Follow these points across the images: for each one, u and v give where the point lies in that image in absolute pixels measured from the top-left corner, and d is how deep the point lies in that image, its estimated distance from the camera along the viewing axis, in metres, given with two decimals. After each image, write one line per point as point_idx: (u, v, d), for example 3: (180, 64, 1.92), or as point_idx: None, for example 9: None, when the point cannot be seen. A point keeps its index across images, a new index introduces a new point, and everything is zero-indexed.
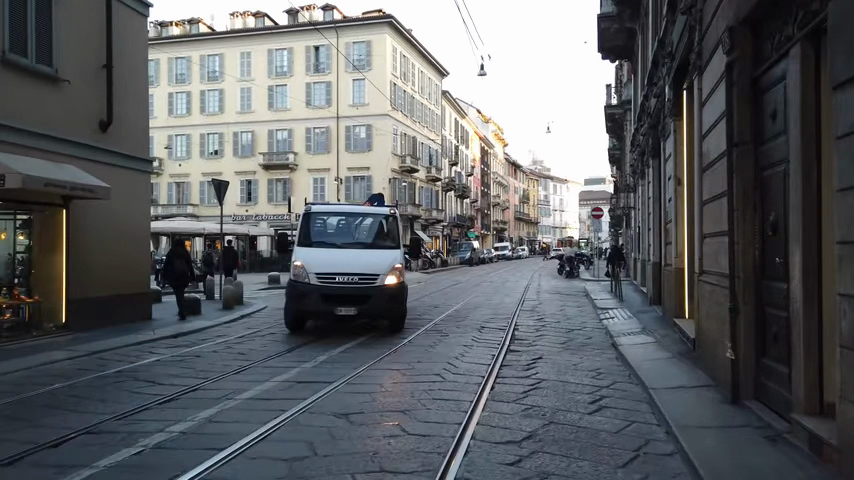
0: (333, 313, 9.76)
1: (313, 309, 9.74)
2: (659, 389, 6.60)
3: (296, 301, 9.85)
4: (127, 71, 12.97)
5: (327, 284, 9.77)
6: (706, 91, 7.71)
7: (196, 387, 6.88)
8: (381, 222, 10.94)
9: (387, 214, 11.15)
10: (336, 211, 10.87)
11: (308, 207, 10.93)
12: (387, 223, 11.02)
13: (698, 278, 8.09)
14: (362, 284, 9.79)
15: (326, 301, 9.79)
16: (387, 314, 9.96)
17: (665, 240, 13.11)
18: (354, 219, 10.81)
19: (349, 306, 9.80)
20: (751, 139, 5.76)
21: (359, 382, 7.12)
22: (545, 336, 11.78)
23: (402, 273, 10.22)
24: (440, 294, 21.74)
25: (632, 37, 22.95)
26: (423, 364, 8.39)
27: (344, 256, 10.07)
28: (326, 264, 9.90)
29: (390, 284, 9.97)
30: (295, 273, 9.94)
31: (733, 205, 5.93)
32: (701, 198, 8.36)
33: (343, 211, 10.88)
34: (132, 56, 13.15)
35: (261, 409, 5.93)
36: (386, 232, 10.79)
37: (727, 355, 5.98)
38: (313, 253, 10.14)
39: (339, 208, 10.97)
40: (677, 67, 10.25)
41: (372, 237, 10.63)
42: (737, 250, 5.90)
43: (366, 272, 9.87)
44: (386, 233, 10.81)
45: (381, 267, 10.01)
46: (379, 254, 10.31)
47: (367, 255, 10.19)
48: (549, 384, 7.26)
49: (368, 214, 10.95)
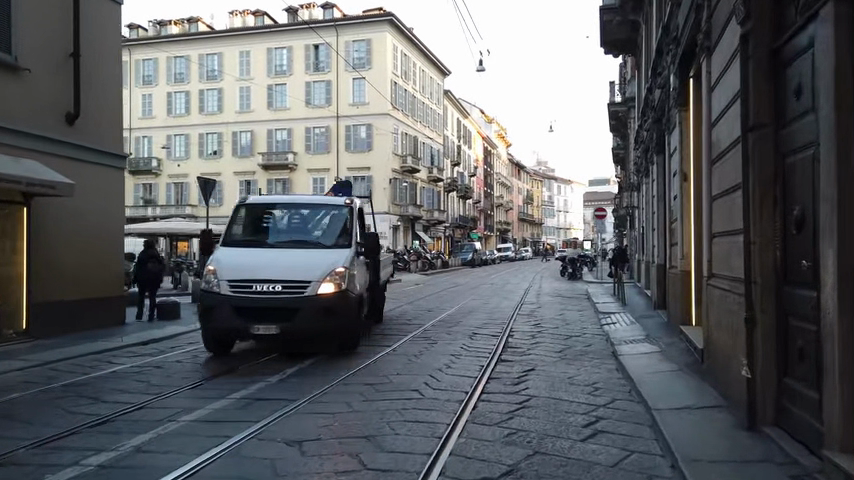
0: (249, 332, 7.98)
1: (226, 326, 8.02)
2: (663, 411, 5.81)
3: (204, 317, 8.15)
4: (98, 61, 12.29)
5: (242, 295, 8.01)
6: (716, 73, 6.93)
7: (139, 406, 6.09)
8: (337, 216, 9.44)
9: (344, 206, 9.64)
10: (289, 203, 9.46)
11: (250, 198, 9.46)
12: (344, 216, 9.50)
13: (708, 281, 7.27)
14: (285, 295, 7.98)
15: (241, 317, 8.03)
16: (319, 333, 8.08)
17: (670, 241, 12.29)
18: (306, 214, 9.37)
19: (269, 324, 7.98)
20: (770, 122, 4.97)
21: (324, 400, 6.33)
22: (541, 344, 10.95)
23: (343, 280, 8.36)
24: (436, 297, 20.95)
25: (636, 30, 22.18)
26: (401, 378, 7.55)
27: (275, 258, 8.40)
28: (248, 268, 8.18)
29: (324, 294, 8.11)
30: (206, 281, 8.26)
31: (749, 201, 5.14)
32: (710, 194, 7.55)
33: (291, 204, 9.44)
34: (103, 45, 12.47)
35: (204, 434, 5.15)
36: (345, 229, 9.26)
37: (743, 373, 5.17)
38: (238, 257, 8.50)
39: (286, 200, 9.52)
40: (683, 52, 9.44)
41: (330, 235, 9.10)
42: (753, 252, 5.10)
43: (292, 280, 8.06)
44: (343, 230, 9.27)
45: (313, 273, 8.19)
46: (320, 256, 8.60)
47: (304, 257, 8.47)
48: (539, 402, 6.46)
49: (322, 207, 9.49)
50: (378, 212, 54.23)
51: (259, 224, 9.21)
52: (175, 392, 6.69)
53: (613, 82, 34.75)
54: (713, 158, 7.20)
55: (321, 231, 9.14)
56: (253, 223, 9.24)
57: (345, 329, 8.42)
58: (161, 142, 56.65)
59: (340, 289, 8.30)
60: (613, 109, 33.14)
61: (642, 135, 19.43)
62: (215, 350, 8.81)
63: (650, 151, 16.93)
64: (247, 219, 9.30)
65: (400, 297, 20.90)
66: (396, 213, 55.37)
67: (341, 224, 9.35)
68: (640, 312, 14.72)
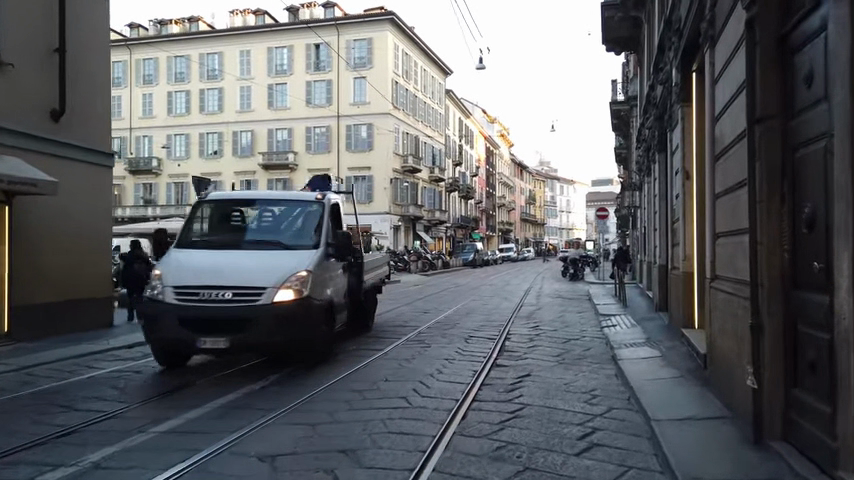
0: (195, 345, 7.14)
1: (169, 338, 7.16)
2: (663, 422, 5.48)
3: (147, 328, 7.32)
4: (84, 58, 12.02)
5: (186, 304, 7.16)
6: (719, 65, 6.61)
7: (110, 416, 5.76)
8: (304, 214, 8.71)
9: (312, 202, 8.90)
10: (256, 201, 8.75)
11: (210, 196, 8.79)
12: (312, 214, 8.76)
13: (712, 284, 6.92)
14: (235, 303, 7.12)
15: (185, 327, 7.17)
16: (273, 347, 7.20)
17: (672, 241, 11.95)
18: (269, 212, 8.64)
19: (218, 337, 7.11)
20: (778, 113, 4.65)
21: (307, 409, 6.00)
22: (538, 348, 10.62)
23: (304, 287, 7.49)
24: (434, 298, 20.60)
25: (638, 27, 21.89)
26: (390, 384, 7.21)
27: (232, 261, 7.62)
28: (198, 273, 7.38)
29: (280, 302, 7.23)
30: (151, 288, 7.46)
31: (755, 198, 4.81)
32: (713, 191, 7.21)
33: (254, 202, 8.73)
34: (89, 43, 12.19)
35: (173, 447, 4.82)
36: (312, 228, 8.51)
37: (749, 383, 4.83)
38: (191, 260, 7.72)
39: (250, 197, 8.82)
40: (686, 45, 9.11)
41: (301, 237, 8.37)
42: (759, 253, 4.76)
43: (243, 286, 7.20)
44: (310, 229, 8.51)
45: (269, 279, 7.32)
46: (284, 259, 7.81)
47: (264, 261, 7.67)
48: (533, 411, 6.13)
49: (287, 205, 8.77)
50: (378, 212, 53.81)
51: (225, 224, 8.52)
52: (150, 400, 6.35)
53: (615, 80, 34.40)
54: (716, 153, 6.85)
55: (291, 233, 8.42)
56: (217, 222, 8.55)
57: (307, 341, 7.53)
58: (161, 142, 56.41)
59: (300, 297, 7.42)
60: (615, 107, 32.80)
61: (643, 133, 19.11)
62: (170, 366, 8.00)
63: (651, 150, 16.60)
64: (213, 217, 8.60)
65: (398, 298, 20.58)
66: (397, 213, 55.05)
67: (314, 225, 8.62)
68: (641, 315, 14.36)
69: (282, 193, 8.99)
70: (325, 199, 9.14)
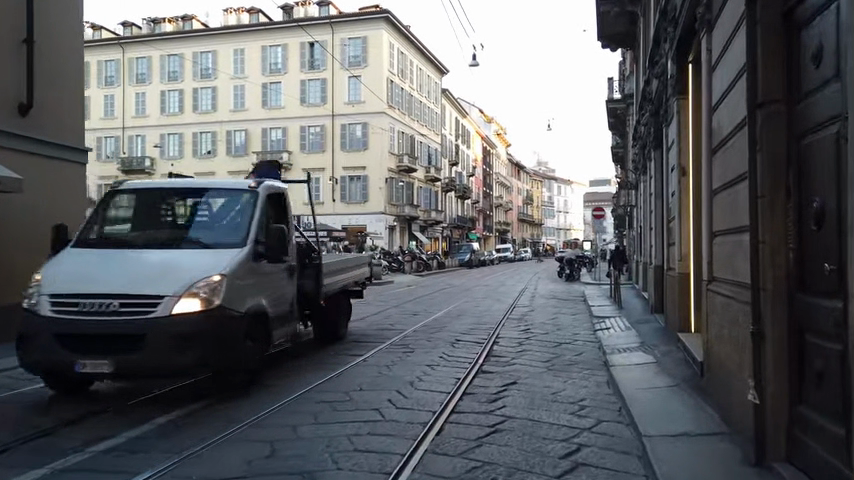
0: (76, 368, 5.73)
1: (44, 359, 5.75)
2: (655, 438, 5.00)
3: (19, 348, 5.88)
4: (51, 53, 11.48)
5: (64, 318, 5.73)
6: (717, 51, 6.17)
7: (50, 431, 5.24)
8: (234, 206, 7.12)
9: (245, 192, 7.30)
10: (179, 190, 7.19)
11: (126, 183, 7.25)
12: (242, 206, 7.16)
13: (708, 286, 6.45)
14: (123, 317, 5.69)
15: (64, 346, 5.74)
16: (176, 372, 5.78)
17: (667, 241, 11.48)
18: (192, 203, 7.07)
19: (101, 359, 5.69)
20: (782, 97, 4.19)
21: (267, 424, 5.49)
22: (527, 352, 10.12)
23: (215, 295, 6.01)
24: (425, 300, 20.10)
25: (634, 23, 21.44)
26: (364, 395, 6.68)
27: (129, 265, 6.12)
28: (85, 279, 5.95)
29: (180, 315, 5.77)
30: (28, 297, 6.05)
31: (757, 191, 4.35)
32: (710, 187, 6.75)
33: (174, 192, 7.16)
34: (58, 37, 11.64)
35: (109, 470, 4.31)
36: (241, 224, 6.93)
37: (749, 397, 4.36)
38: (81, 262, 6.23)
39: (171, 186, 7.25)
40: (681, 34, 8.65)
41: (229, 234, 6.81)
42: (761, 253, 4.30)
43: (136, 295, 5.76)
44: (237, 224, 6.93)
45: (169, 286, 5.87)
46: (197, 260, 6.30)
47: (173, 262, 6.20)
48: (515, 425, 5.64)
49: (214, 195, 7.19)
50: (373, 212, 52.90)
51: (148, 214, 6.99)
52: (98, 413, 5.81)
53: (612, 78, 33.94)
54: (713, 146, 6.40)
55: (218, 229, 6.85)
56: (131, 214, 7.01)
57: (226, 361, 6.13)
58: (154, 141, 55.80)
59: (210, 308, 5.95)
60: (612, 105, 32.36)
61: (639, 130, 18.78)
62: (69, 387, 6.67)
63: (647, 147, 16.13)
64: (129, 207, 7.07)
65: (388, 300, 20.07)
66: (393, 213, 54.44)
67: (247, 219, 7.03)
68: (635, 317, 13.85)
69: (212, 180, 7.41)
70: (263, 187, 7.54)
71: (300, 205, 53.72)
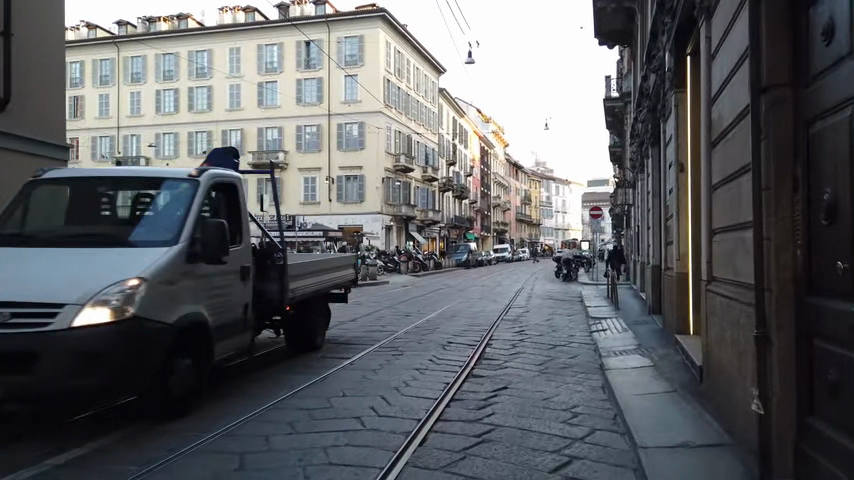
0: None
1: None
2: (652, 449, 4.68)
3: None
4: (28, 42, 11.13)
5: None
6: (717, 39, 5.87)
7: (11, 438, 4.92)
8: (168, 196, 5.76)
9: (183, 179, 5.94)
10: (104, 180, 5.81)
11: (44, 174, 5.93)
12: (180, 196, 5.80)
13: (708, 287, 6.13)
14: (11, 331, 4.42)
15: None
16: (82, 400, 4.53)
17: (666, 240, 11.15)
18: (117, 195, 5.70)
19: None
20: (790, 81, 3.87)
21: (239, 433, 5.15)
22: (521, 355, 9.79)
23: (131, 303, 4.74)
24: (419, 301, 19.75)
25: (631, 19, 21.14)
26: (345, 401, 6.32)
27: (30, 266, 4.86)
28: None
29: (83, 329, 4.49)
30: None
31: (762, 184, 4.03)
32: (709, 182, 6.44)
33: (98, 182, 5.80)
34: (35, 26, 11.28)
35: None
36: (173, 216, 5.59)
37: (754, 408, 4.03)
38: None
39: (95, 175, 5.87)
40: (679, 26, 8.34)
41: (156, 230, 5.46)
42: (767, 251, 3.99)
43: (29, 303, 4.51)
44: (169, 217, 5.58)
45: (74, 293, 4.59)
46: (118, 261, 5.01)
47: (85, 264, 4.90)
48: (504, 433, 5.32)
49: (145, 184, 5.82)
50: (369, 212, 52.37)
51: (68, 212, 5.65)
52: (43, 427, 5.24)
53: (610, 76, 33.63)
54: (713, 139, 6.10)
55: (143, 224, 5.51)
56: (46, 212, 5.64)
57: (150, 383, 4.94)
58: (149, 140, 55.38)
59: (124, 319, 4.68)
60: (609, 104, 32.06)
61: (637, 129, 18.49)
62: None
63: (644, 145, 15.83)
64: (45, 203, 5.71)
65: (382, 301, 19.73)
66: (389, 213, 54.03)
67: (181, 211, 5.68)
68: (633, 318, 13.52)
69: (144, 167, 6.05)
70: (208, 173, 6.20)
71: (295, 205, 53.35)
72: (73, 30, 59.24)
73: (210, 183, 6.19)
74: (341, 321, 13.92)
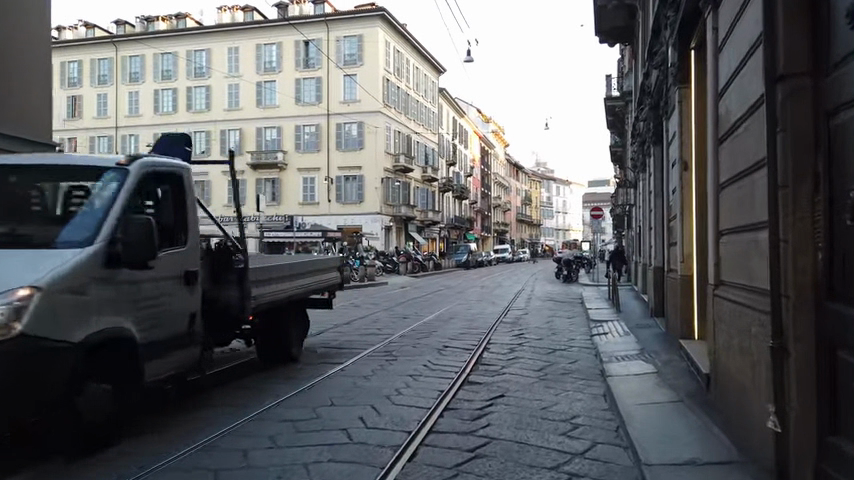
0: None
1: None
2: (657, 467, 4.36)
3: None
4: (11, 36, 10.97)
5: None
6: (725, 30, 5.55)
7: None
8: (94, 186, 4.89)
9: (114, 168, 5.08)
10: (24, 168, 4.97)
11: None
12: (107, 186, 4.92)
13: (716, 291, 5.82)
14: None
15: None
16: None
17: (668, 242, 10.87)
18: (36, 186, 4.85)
19: None
20: (809, 70, 3.56)
21: (217, 448, 4.84)
22: (519, 360, 9.47)
23: (20, 319, 3.87)
24: (416, 303, 19.42)
25: (633, 17, 20.86)
26: (332, 411, 5.99)
27: None
28: None
29: None
30: None
31: (780, 181, 3.71)
32: (716, 181, 6.12)
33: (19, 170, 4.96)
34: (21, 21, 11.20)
35: None
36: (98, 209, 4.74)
37: (770, 425, 3.72)
38: None
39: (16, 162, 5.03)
40: (683, 20, 8.01)
41: (74, 227, 4.60)
42: (786, 254, 3.66)
43: None
44: (94, 211, 4.73)
45: None
46: (22, 266, 4.17)
47: None
48: (499, 448, 5.00)
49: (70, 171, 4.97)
50: (369, 213, 51.93)
51: None
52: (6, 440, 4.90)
53: (610, 75, 33.32)
54: (722, 135, 5.79)
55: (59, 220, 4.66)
56: None
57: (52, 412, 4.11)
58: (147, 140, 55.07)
59: (10, 338, 3.83)
60: (610, 103, 31.74)
61: (637, 127, 18.23)
62: None
63: (646, 143, 15.53)
64: None
65: (379, 302, 19.41)
66: (389, 214, 53.66)
67: (107, 204, 4.81)
68: (634, 321, 13.21)
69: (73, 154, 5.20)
70: (148, 162, 5.34)
71: (294, 205, 52.99)
72: (71, 30, 59.08)
73: (144, 174, 5.27)
74: (335, 324, 13.60)
